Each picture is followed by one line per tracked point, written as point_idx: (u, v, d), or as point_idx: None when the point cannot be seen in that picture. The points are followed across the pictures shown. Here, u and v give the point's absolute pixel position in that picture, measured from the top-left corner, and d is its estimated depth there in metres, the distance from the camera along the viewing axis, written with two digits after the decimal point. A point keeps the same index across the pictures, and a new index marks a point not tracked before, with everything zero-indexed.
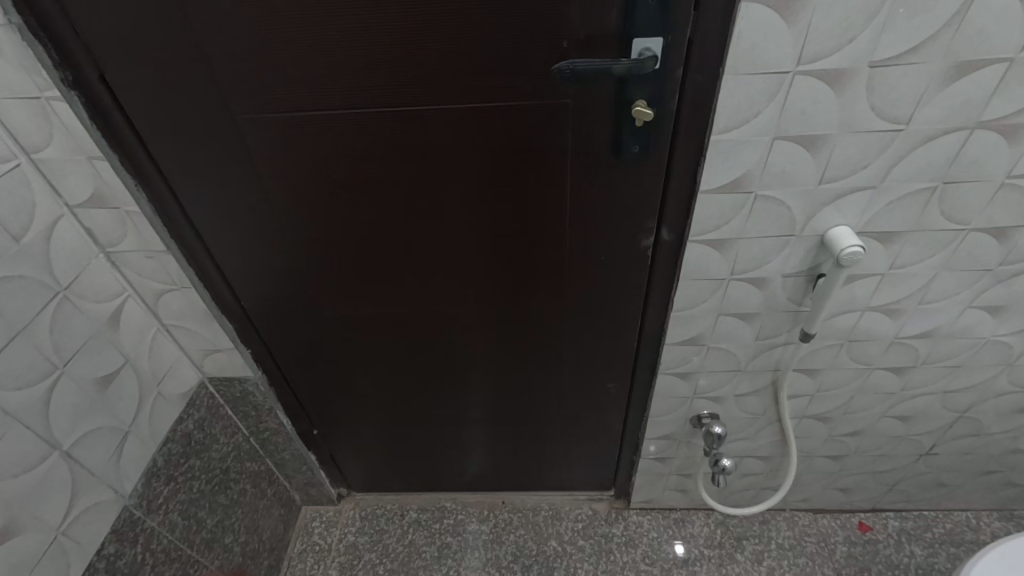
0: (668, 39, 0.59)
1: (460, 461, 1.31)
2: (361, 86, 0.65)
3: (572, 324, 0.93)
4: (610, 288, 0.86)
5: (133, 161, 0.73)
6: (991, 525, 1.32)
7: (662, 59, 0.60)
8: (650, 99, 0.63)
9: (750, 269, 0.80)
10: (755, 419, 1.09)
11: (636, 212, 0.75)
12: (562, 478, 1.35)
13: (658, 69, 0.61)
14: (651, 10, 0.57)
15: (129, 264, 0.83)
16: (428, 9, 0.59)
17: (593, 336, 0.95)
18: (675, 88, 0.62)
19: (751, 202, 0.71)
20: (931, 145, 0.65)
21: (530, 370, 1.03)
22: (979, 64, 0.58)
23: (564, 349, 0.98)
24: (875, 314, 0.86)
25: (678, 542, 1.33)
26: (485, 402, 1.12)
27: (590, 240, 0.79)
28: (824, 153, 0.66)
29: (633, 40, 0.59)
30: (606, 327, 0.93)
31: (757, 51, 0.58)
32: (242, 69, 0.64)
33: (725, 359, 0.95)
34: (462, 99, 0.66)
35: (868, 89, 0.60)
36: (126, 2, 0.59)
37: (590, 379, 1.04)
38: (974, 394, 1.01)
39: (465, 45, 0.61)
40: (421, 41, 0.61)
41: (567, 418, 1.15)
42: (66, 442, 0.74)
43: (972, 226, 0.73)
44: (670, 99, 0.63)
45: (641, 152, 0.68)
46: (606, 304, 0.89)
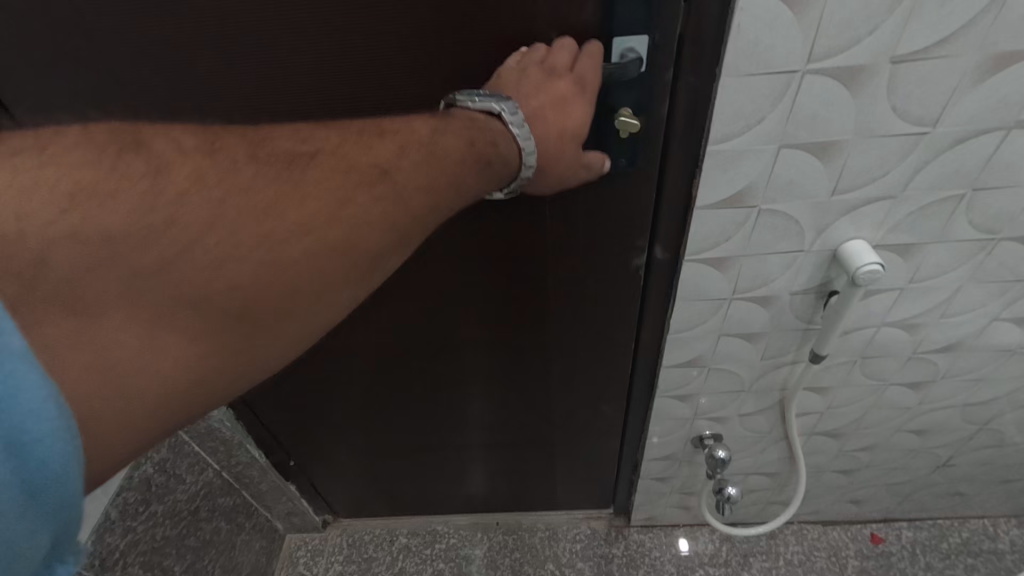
0: (655, 36, 0.50)
1: (449, 484, 1.23)
2: (300, 103, 0.56)
3: (560, 346, 0.85)
4: (600, 310, 0.78)
5: None
6: (1009, 532, 1.26)
7: (648, 61, 0.51)
8: (636, 106, 0.54)
9: (754, 287, 0.72)
10: (761, 437, 1.02)
11: (626, 229, 0.66)
12: (559, 497, 1.27)
13: (642, 74, 0.52)
14: (633, 3, 0.48)
15: None
16: (370, 10, 0.50)
17: (584, 360, 0.87)
18: (665, 92, 0.53)
19: (754, 216, 0.63)
20: (960, 148, 0.56)
21: (517, 393, 0.96)
22: (1019, 56, 0.49)
23: (553, 371, 0.90)
24: (892, 329, 0.78)
25: (682, 561, 1.26)
26: (474, 425, 1.04)
27: (575, 259, 0.71)
28: (837, 161, 0.57)
29: (613, 38, 0.50)
30: (596, 349, 0.85)
31: (760, 48, 0.49)
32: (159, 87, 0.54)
33: (728, 379, 0.88)
34: (419, 113, 0.56)
35: (889, 88, 0.51)
36: (11, 15, 0.50)
37: (582, 401, 0.97)
38: (996, 406, 0.94)
39: (418, 50, 0.52)
40: (366, 47, 0.52)
41: (560, 440, 1.08)
42: None
43: (1002, 235, 0.65)
44: (660, 104, 0.54)
45: (628, 165, 0.59)
46: (596, 326, 0.81)
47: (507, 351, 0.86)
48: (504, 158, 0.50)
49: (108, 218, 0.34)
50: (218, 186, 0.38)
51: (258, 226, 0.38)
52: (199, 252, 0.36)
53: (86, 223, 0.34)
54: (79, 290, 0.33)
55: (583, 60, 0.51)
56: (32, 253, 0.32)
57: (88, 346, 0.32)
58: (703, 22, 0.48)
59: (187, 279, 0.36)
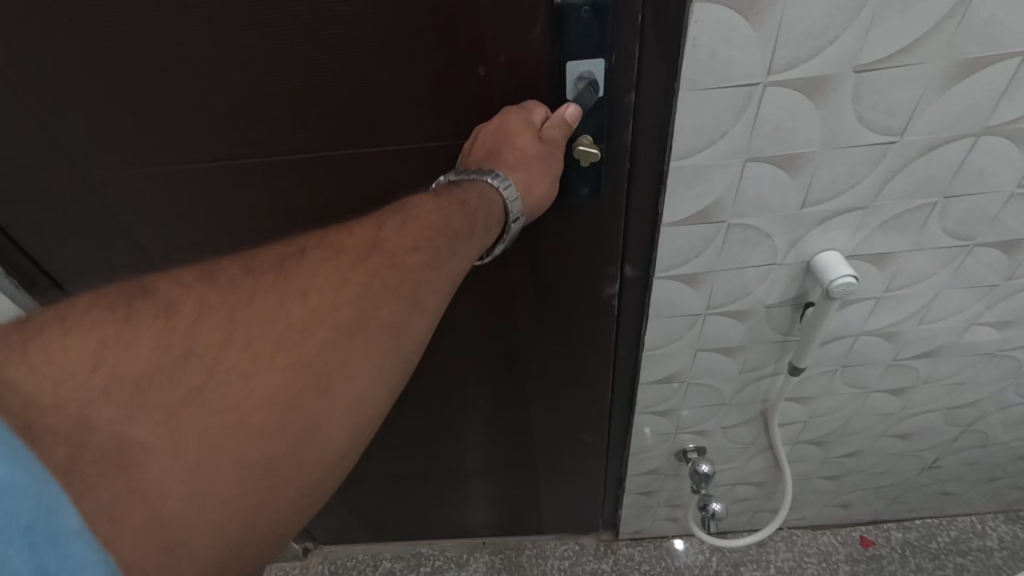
0: (611, 59, 0.47)
1: (431, 513, 1.19)
2: (235, 133, 0.52)
3: (537, 377, 0.81)
4: (575, 340, 0.74)
5: None
6: (997, 529, 1.25)
7: (605, 85, 0.49)
8: (595, 133, 0.52)
9: (729, 302, 0.70)
10: (745, 448, 1.00)
11: (596, 258, 0.63)
12: (544, 521, 1.24)
13: (602, 97, 0.49)
14: (585, 25, 0.45)
15: None
16: (303, 36, 0.46)
17: (563, 387, 0.84)
18: (626, 115, 0.51)
19: (723, 231, 0.61)
20: (930, 156, 0.54)
21: (494, 424, 0.92)
22: (986, 61, 0.47)
23: (531, 401, 0.86)
24: (871, 338, 0.76)
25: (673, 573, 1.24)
26: (455, 458, 1.00)
27: (545, 289, 0.67)
28: (805, 173, 0.55)
29: (567, 63, 0.47)
30: (575, 378, 0.81)
31: (718, 61, 0.47)
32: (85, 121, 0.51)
33: (708, 393, 0.85)
34: (370, 141, 0.52)
35: (855, 97, 0.49)
36: None
37: (563, 431, 0.93)
38: (979, 408, 0.93)
39: (361, 77, 0.48)
40: (303, 74, 0.48)
41: (543, 468, 1.04)
42: None
43: (977, 241, 0.63)
44: (622, 129, 0.52)
45: (593, 194, 0.56)
46: (573, 356, 0.77)
47: (484, 383, 0.83)
48: (486, 210, 0.48)
49: (135, 361, 0.33)
50: (227, 304, 0.37)
51: (274, 332, 0.36)
52: (224, 380, 0.34)
53: (115, 371, 0.33)
54: (125, 447, 0.31)
55: (511, 108, 0.49)
56: (70, 414, 0.31)
57: (144, 502, 0.31)
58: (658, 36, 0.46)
59: (218, 404, 0.33)
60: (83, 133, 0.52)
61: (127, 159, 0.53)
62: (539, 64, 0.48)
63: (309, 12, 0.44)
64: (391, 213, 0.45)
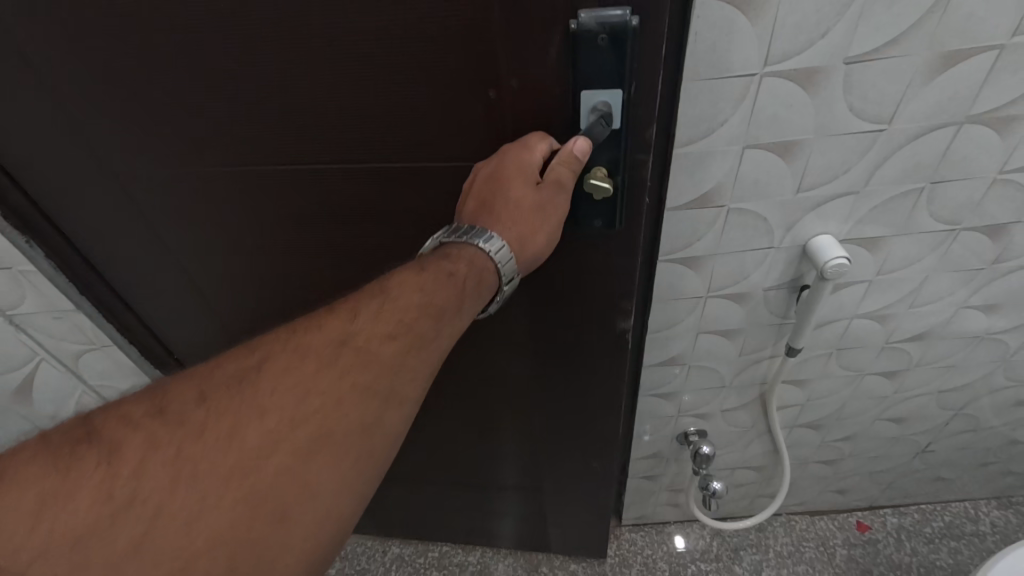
0: (628, 92, 0.46)
1: (433, 518, 1.20)
2: (258, 142, 0.53)
3: (547, 397, 0.82)
4: (586, 366, 0.75)
5: (27, 221, 0.64)
6: (990, 514, 1.29)
7: (620, 118, 0.47)
8: (609, 165, 0.51)
9: (728, 284, 0.73)
10: (744, 431, 1.03)
11: (610, 288, 0.64)
12: (544, 543, 1.23)
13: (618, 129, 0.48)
14: (602, 56, 0.43)
15: (35, 326, 0.76)
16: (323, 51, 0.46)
17: (576, 411, 0.84)
18: (641, 149, 0.50)
19: (723, 216, 0.64)
20: (916, 144, 0.58)
21: (503, 438, 0.93)
22: (966, 54, 0.51)
23: (541, 420, 0.87)
24: (864, 320, 0.80)
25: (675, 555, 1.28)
26: (465, 466, 1.02)
27: (560, 314, 0.68)
28: (800, 159, 0.59)
29: (582, 93, 0.46)
30: (584, 403, 0.82)
31: (719, 54, 0.50)
32: (122, 119, 0.53)
33: (709, 376, 0.89)
34: (389, 154, 0.53)
35: (845, 87, 0.53)
36: None
37: (570, 453, 0.94)
38: (969, 392, 0.96)
39: (381, 93, 0.48)
40: (322, 87, 0.48)
41: (547, 489, 1.04)
42: None
43: (963, 225, 0.67)
44: (636, 162, 0.51)
45: (606, 225, 0.56)
46: (584, 380, 0.78)
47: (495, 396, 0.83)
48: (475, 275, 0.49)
49: (75, 515, 0.34)
50: (174, 442, 0.37)
51: (227, 464, 0.37)
52: (171, 526, 0.35)
53: (56, 530, 0.34)
54: None
55: (512, 149, 0.49)
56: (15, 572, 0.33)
57: None
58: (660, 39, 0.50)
59: (167, 548, 0.35)
60: (119, 130, 0.54)
61: (159, 157, 0.56)
62: (553, 89, 0.46)
63: (329, 28, 0.45)
64: (367, 300, 0.46)
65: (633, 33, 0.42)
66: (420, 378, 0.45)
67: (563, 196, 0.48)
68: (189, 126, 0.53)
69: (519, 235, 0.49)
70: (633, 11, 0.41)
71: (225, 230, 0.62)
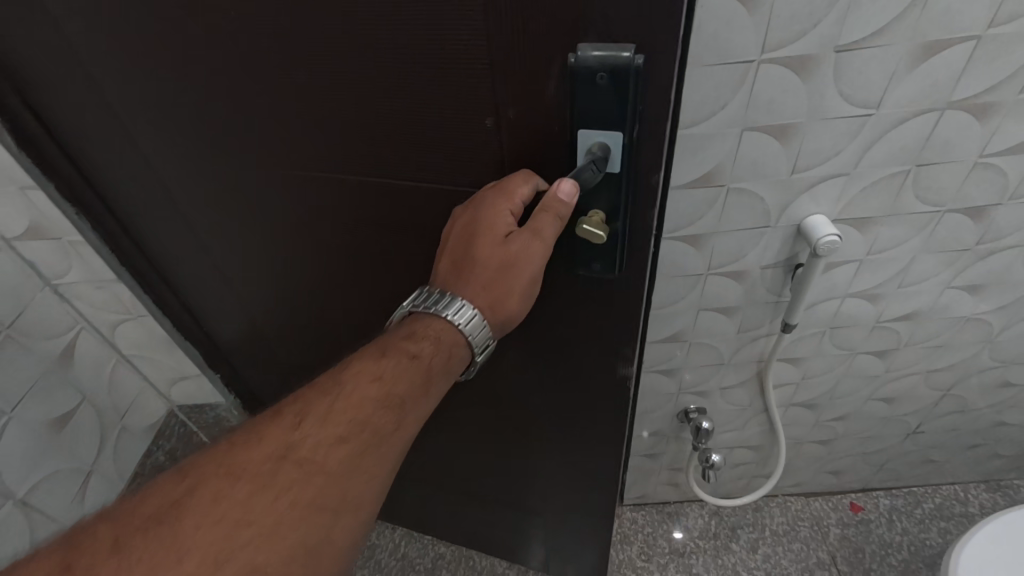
0: (628, 137, 0.43)
1: (435, 514, 1.22)
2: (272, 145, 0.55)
3: (550, 424, 0.80)
4: (588, 401, 0.73)
5: (79, 196, 0.71)
6: (979, 496, 1.33)
7: (619, 162, 0.45)
8: (608, 209, 0.48)
9: (727, 262, 0.78)
10: (742, 409, 1.08)
11: (611, 332, 0.62)
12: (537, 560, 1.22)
13: (617, 173, 0.46)
14: (600, 95, 0.41)
15: (77, 295, 0.84)
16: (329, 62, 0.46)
17: (577, 443, 0.82)
18: (642, 195, 0.47)
19: (723, 195, 0.69)
20: (902, 128, 0.63)
21: (502, 453, 0.92)
22: (947, 43, 0.56)
23: (542, 444, 0.85)
24: (855, 300, 0.85)
25: (675, 535, 1.32)
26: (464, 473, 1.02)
27: (565, 349, 0.66)
28: (795, 142, 0.64)
29: (579, 131, 0.44)
30: (585, 439, 0.80)
31: (720, 42, 0.55)
32: (154, 112, 0.57)
33: (709, 353, 0.94)
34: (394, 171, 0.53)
35: (835, 75, 0.58)
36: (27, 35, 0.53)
37: (567, 480, 0.92)
38: (956, 372, 1.01)
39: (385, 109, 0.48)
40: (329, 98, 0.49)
41: (543, 510, 1.03)
42: (20, 491, 0.79)
43: (947, 207, 0.72)
44: (636, 208, 0.48)
45: (605, 269, 0.54)
46: (585, 416, 0.76)
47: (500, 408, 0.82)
48: (450, 340, 0.54)
49: None
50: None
51: None
52: None
53: None
54: None
55: (493, 195, 0.48)
56: None
57: None
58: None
59: None
60: (153, 122, 0.58)
61: (188, 149, 0.59)
62: (549, 122, 0.44)
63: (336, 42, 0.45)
64: (318, 400, 0.50)
65: (636, 72, 0.39)
66: (373, 478, 0.50)
67: (538, 244, 0.48)
68: (214, 124, 0.56)
69: (489, 299, 0.53)
70: (637, 49, 0.38)
71: (249, 223, 0.66)
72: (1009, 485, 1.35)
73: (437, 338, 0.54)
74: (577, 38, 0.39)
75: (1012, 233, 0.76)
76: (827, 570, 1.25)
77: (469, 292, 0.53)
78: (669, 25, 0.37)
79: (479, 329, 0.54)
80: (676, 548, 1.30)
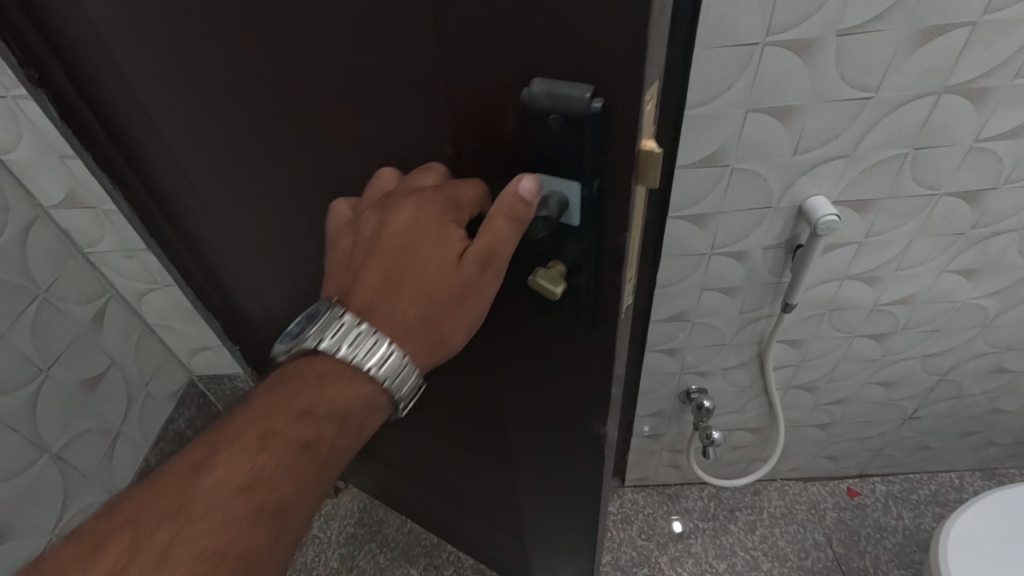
0: (589, 186, 0.38)
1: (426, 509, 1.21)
2: (264, 142, 0.55)
3: (530, 459, 0.74)
4: (568, 446, 0.66)
5: (115, 169, 0.76)
6: (974, 484, 1.36)
7: (580, 213, 0.40)
8: (571, 262, 0.43)
9: (731, 241, 0.81)
10: (742, 391, 1.11)
11: (585, 384, 0.55)
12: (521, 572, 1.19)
13: (577, 225, 0.41)
14: (557, 139, 0.36)
15: (106, 262, 0.97)
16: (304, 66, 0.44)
17: (556, 483, 0.76)
18: (608, 249, 0.42)
19: (727, 175, 0.72)
20: (900, 112, 0.66)
21: (486, 474, 0.87)
22: (944, 28, 0.59)
23: (523, 475, 0.80)
24: (853, 282, 0.88)
25: (676, 525, 1.34)
26: (451, 482, 0.99)
27: (542, 392, 0.60)
28: (797, 124, 0.67)
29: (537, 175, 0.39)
30: (564, 481, 0.74)
31: (727, 25, 0.58)
32: (167, 100, 0.58)
33: (711, 333, 0.97)
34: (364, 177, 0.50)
35: (837, 58, 0.61)
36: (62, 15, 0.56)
37: (546, 512, 0.86)
38: (952, 357, 1.04)
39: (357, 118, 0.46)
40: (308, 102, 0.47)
41: (523, 533, 0.98)
42: (56, 444, 0.90)
43: (943, 190, 0.75)
44: (603, 263, 0.43)
45: (571, 323, 0.48)
46: (564, 459, 0.69)
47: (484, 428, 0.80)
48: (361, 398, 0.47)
49: None
50: None
51: None
52: None
53: None
54: None
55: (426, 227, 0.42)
56: None
57: None
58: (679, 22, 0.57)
59: None
60: (168, 108, 0.59)
61: (199, 137, 0.61)
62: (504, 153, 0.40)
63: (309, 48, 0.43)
64: (190, 504, 0.43)
65: (593, 120, 0.34)
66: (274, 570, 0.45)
67: (477, 283, 0.43)
68: (216, 118, 0.56)
69: (421, 348, 0.46)
70: (596, 91, 0.34)
71: (254, 214, 0.67)
72: (1004, 473, 1.37)
73: (367, 386, 0.47)
74: (530, 72, 0.35)
75: (1006, 218, 0.79)
76: (823, 551, 1.28)
77: (395, 334, 0.46)
78: (634, 73, 0.32)
79: (404, 382, 0.46)
80: (676, 531, 1.33)
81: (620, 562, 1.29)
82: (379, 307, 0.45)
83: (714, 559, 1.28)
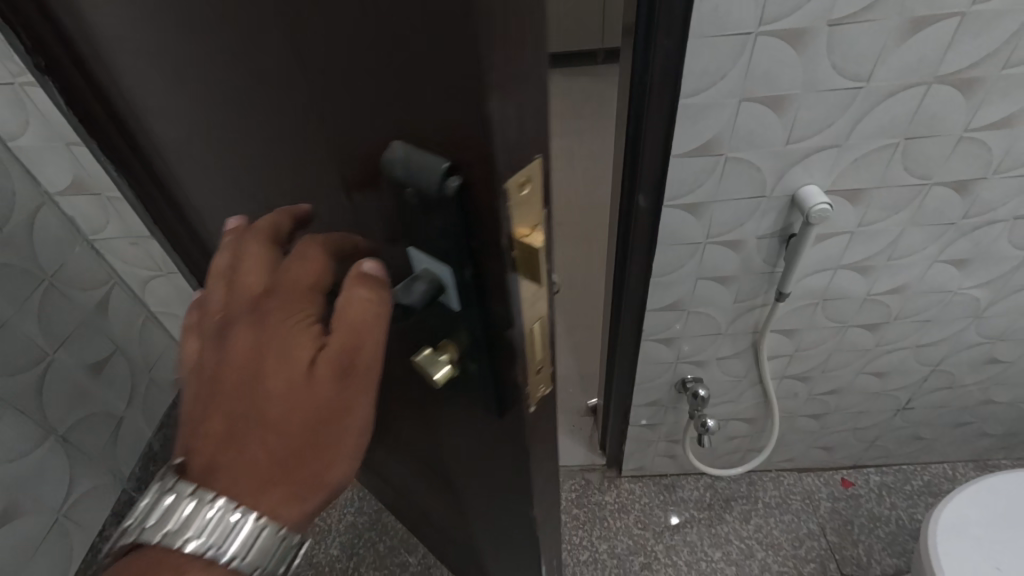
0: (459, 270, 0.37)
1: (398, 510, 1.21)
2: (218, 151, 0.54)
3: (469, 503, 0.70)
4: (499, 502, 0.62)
5: (119, 160, 0.77)
6: (967, 475, 1.38)
7: (455, 293, 0.39)
8: (460, 339, 0.43)
9: (725, 231, 0.82)
10: (737, 381, 1.12)
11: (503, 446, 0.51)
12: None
13: (457, 304, 0.40)
14: (421, 220, 0.36)
15: (110, 249, 1.02)
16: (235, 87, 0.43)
17: (493, 534, 0.72)
18: (495, 331, 0.40)
19: (721, 164, 0.73)
20: (891, 102, 0.67)
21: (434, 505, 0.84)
22: (933, 19, 0.60)
23: (465, 517, 0.76)
24: (846, 272, 0.89)
25: (674, 520, 1.34)
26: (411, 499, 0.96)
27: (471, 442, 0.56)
28: (790, 113, 0.68)
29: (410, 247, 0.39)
30: (499, 532, 0.70)
31: (720, 15, 0.59)
32: (142, 95, 0.58)
33: (706, 322, 0.98)
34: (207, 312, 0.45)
35: (828, 48, 0.62)
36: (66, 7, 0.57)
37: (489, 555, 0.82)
38: (944, 348, 1.05)
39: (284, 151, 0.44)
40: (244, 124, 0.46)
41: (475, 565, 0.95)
42: (61, 428, 0.97)
43: (934, 180, 0.76)
44: (495, 345, 0.41)
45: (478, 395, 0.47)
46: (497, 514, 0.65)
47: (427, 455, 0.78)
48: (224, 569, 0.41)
49: None
50: None
51: None
52: None
53: None
54: None
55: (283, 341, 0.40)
56: None
57: None
58: (674, 11, 0.59)
59: None
60: (145, 101, 0.59)
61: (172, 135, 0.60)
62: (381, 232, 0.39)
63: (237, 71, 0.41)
64: None
65: (448, 199, 0.32)
66: None
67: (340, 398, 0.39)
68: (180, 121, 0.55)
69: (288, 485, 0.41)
70: (454, 169, 0.32)
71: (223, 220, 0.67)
72: (997, 465, 1.39)
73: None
74: (394, 136, 0.34)
75: (996, 208, 0.80)
76: (817, 540, 1.29)
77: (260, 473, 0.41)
78: (490, 156, 0.30)
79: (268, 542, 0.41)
80: (673, 522, 1.34)
81: (616, 550, 1.31)
82: (226, 461, 0.41)
83: (709, 548, 1.30)
